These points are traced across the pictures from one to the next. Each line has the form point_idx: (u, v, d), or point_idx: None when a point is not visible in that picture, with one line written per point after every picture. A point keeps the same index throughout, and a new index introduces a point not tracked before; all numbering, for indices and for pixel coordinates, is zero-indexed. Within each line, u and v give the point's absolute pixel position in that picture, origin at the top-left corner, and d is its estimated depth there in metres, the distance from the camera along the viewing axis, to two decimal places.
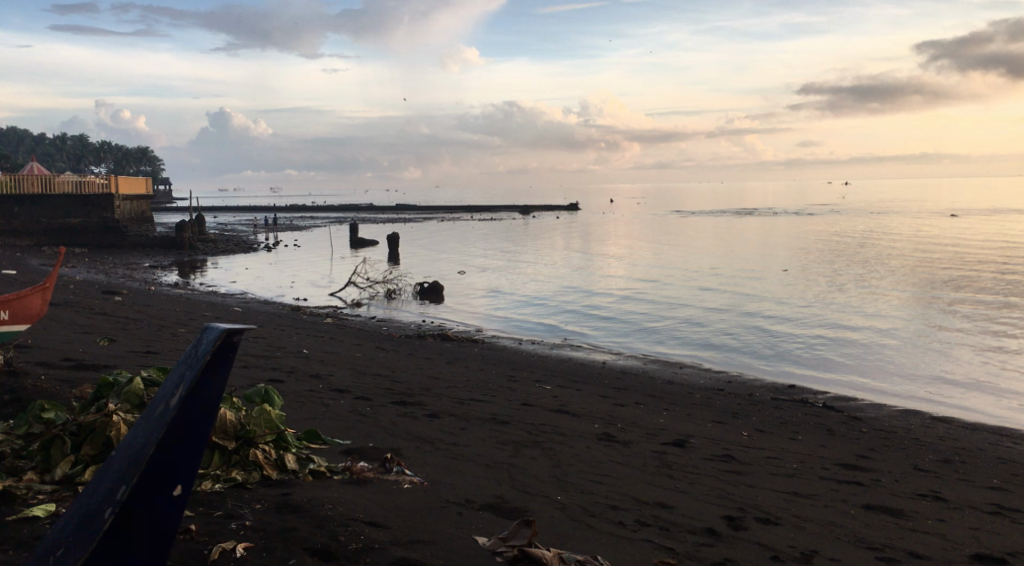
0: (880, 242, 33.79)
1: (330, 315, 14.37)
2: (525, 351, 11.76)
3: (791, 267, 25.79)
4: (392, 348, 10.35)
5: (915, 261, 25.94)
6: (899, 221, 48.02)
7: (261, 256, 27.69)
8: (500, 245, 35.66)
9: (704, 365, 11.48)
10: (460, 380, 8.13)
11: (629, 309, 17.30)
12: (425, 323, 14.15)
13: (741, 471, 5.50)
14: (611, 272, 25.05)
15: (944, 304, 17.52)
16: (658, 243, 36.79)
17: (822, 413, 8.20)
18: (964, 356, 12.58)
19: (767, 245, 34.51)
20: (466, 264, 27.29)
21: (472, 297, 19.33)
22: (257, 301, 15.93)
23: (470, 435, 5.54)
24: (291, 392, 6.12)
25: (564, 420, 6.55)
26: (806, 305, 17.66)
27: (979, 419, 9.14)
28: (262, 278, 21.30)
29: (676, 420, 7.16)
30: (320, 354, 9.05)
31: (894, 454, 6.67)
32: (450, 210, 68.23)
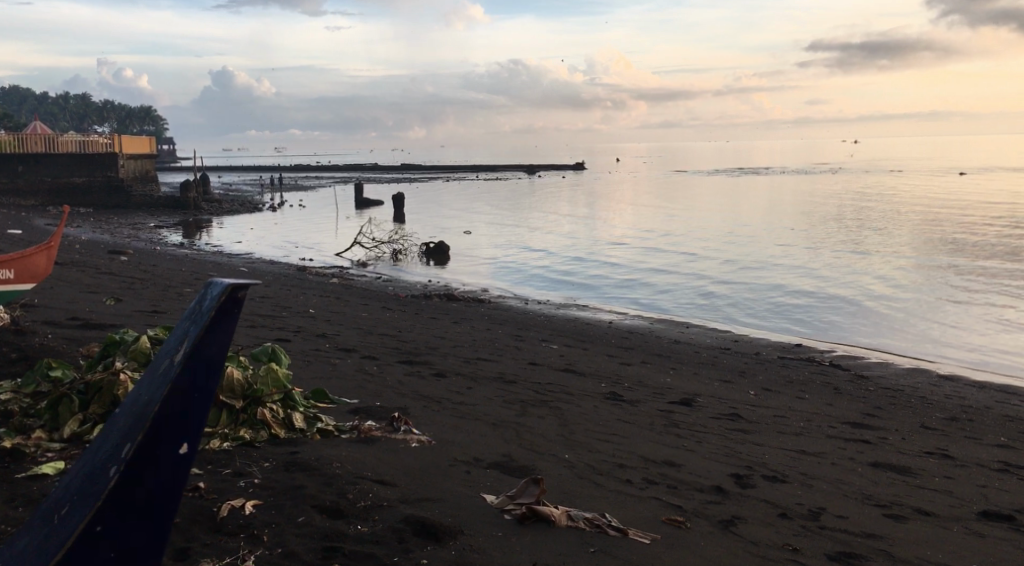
0: (888, 200, 33.74)
1: (336, 276, 14.60)
2: (532, 310, 12.00)
3: (799, 225, 25.87)
4: (399, 308, 10.62)
5: (921, 219, 25.93)
6: (910, 178, 47.89)
7: (267, 215, 28.27)
8: (518, 204, 35.89)
9: (713, 326, 11.65)
10: (473, 339, 8.44)
11: (633, 267, 17.52)
12: (432, 284, 14.43)
13: (746, 430, 5.67)
14: (617, 231, 25.29)
15: (953, 260, 17.41)
16: (676, 201, 36.77)
17: (834, 378, 8.36)
18: (967, 311, 12.70)
19: (776, 204, 34.61)
20: (471, 223, 27.71)
21: (479, 256, 19.52)
22: (261, 261, 16.33)
23: (475, 392, 5.81)
24: (307, 351, 6.61)
25: (575, 379, 6.85)
26: (809, 262, 17.81)
27: (984, 376, 9.11)
28: (269, 238, 21.77)
29: (682, 380, 7.42)
30: (327, 314, 9.33)
31: (901, 414, 6.83)
32: (443, 169, 69.10)
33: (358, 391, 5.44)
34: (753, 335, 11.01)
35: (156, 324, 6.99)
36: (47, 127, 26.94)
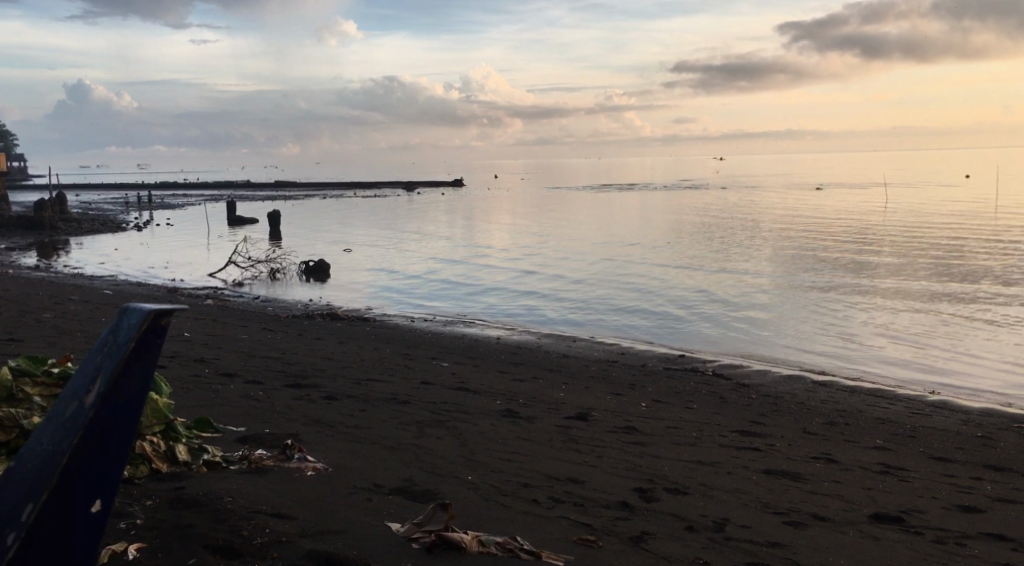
0: (751, 215, 35.32)
1: (210, 297, 13.98)
2: (418, 328, 11.83)
3: (671, 239, 26.65)
4: (281, 329, 10.24)
5: (782, 233, 27.24)
6: (768, 194, 50.35)
7: (131, 235, 26.87)
8: (395, 222, 35.55)
9: (598, 338, 11.79)
10: (360, 359, 8.19)
11: (516, 282, 17.61)
12: (313, 303, 14.04)
13: (643, 442, 5.70)
14: (496, 247, 25.41)
15: (815, 272, 18.32)
16: (552, 217, 37.31)
17: (718, 387, 8.58)
18: (833, 318, 13.37)
19: (647, 219, 35.61)
20: (349, 241, 27.20)
21: (359, 274, 19.16)
22: (129, 283, 15.46)
23: (368, 415, 5.59)
24: (186, 377, 6.23)
25: (470, 397, 6.73)
26: (684, 275, 18.36)
27: (853, 380, 9.56)
28: (134, 259, 20.67)
29: (577, 395, 7.42)
30: (206, 338, 8.88)
31: (784, 420, 7.06)
32: (317, 186, 67.71)
33: (246, 417, 5.15)
34: (638, 346, 11.22)
35: (14, 353, 6.47)
36: None
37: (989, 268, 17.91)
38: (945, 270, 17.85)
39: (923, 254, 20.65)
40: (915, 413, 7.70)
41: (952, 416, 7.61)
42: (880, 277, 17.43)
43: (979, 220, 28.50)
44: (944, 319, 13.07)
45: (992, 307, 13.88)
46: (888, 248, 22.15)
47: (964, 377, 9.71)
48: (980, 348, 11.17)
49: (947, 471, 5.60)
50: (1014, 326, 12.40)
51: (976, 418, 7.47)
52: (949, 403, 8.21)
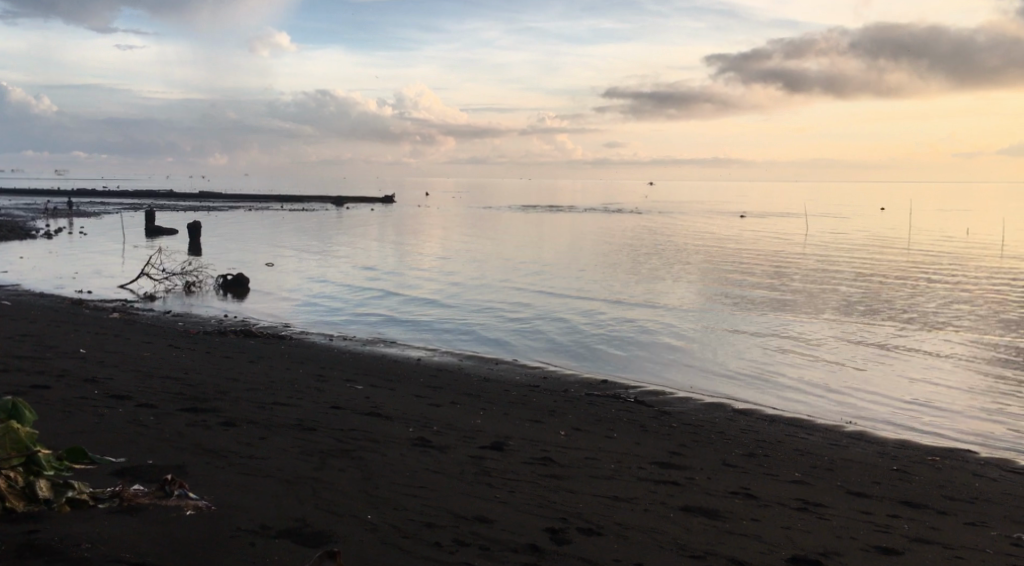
0: (678, 241, 35.64)
1: (117, 311, 13.28)
2: (336, 346, 11.40)
3: (600, 262, 26.58)
4: (187, 346, 9.68)
5: (708, 258, 27.48)
6: (698, 220, 51.00)
7: (40, 243, 25.61)
8: (319, 236, 34.71)
9: (521, 361, 11.54)
10: (267, 380, 7.73)
11: (441, 302, 17.23)
12: (227, 319, 13.46)
13: (560, 475, 5.42)
14: (423, 264, 24.97)
15: (738, 302, 18.24)
16: (483, 236, 36.82)
17: (636, 419, 8.37)
18: (754, 345, 13.40)
19: (577, 241, 35.60)
20: (272, 255, 26.41)
21: (280, 289, 18.49)
22: (30, 293, 14.61)
23: (261, 444, 5.16)
24: (67, 401, 5.73)
25: (379, 422, 6.36)
26: (610, 299, 18.28)
27: (774, 412, 9.42)
28: (40, 268, 19.63)
29: (491, 422, 7.12)
30: (102, 355, 8.31)
31: (703, 452, 6.86)
32: (243, 198, 66.10)
33: (123, 446, 4.70)
34: (558, 371, 10.96)
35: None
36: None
37: (908, 302, 18.05)
38: (865, 304, 17.91)
39: (845, 287, 20.78)
40: (833, 446, 7.61)
41: (870, 446, 7.49)
42: (802, 308, 17.41)
43: (897, 252, 29.18)
44: (862, 353, 13.00)
45: (909, 343, 13.88)
46: (809, 279, 22.30)
47: (881, 410, 9.57)
48: (898, 383, 11.06)
49: (866, 507, 5.47)
50: (931, 360, 12.50)
51: (892, 450, 7.28)
52: (868, 435, 8.06)
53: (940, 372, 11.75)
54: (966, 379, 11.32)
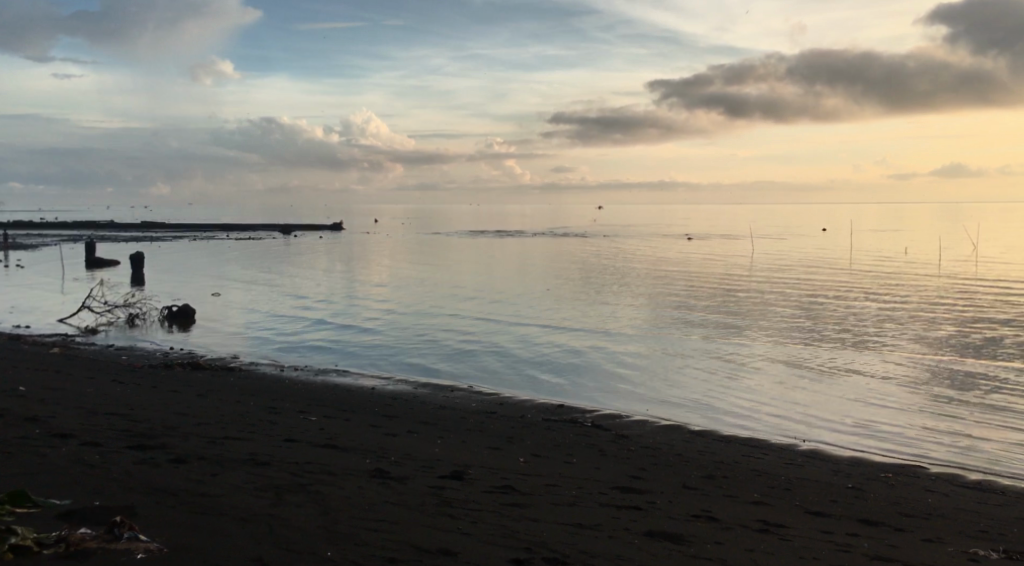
0: (889, 267, 33.30)
1: (336, 352, 14.08)
2: (541, 394, 11.50)
3: (805, 286, 25.24)
4: (399, 398, 10.15)
5: (927, 287, 25.44)
6: (858, 239, 47.65)
7: (264, 278, 27.76)
8: (489, 264, 36.16)
9: (733, 409, 11.07)
10: (471, 445, 7.95)
11: (641, 332, 16.94)
12: (436, 356, 13.89)
13: (527, 505, 6.19)
14: (618, 288, 24.76)
15: (893, 325, 17.50)
16: (672, 258, 36.19)
17: (689, 456, 8.74)
18: (993, 389, 12.12)
19: (778, 263, 34.11)
20: (472, 279, 27.18)
21: (482, 319, 18.88)
22: (261, 336, 15.79)
23: (259, 475, 6.07)
24: (115, 431, 6.90)
25: (380, 451, 7.17)
26: (821, 327, 17.24)
27: (867, 459, 9.42)
28: (266, 302, 21.20)
29: (505, 453, 7.75)
30: (189, 386, 9.58)
31: (714, 502, 7.33)
32: (372, 221, 69.17)
33: (144, 479, 5.77)
34: (657, 402, 11.35)
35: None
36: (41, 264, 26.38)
37: None
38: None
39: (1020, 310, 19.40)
40: (885, 513, 7.83)
41: None
42: (961, 332, 16.52)
43: None
44: (1000, 384, 12.36)
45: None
46: (983, 303, 20.97)
47: None
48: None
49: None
50: None
51: None
52: None
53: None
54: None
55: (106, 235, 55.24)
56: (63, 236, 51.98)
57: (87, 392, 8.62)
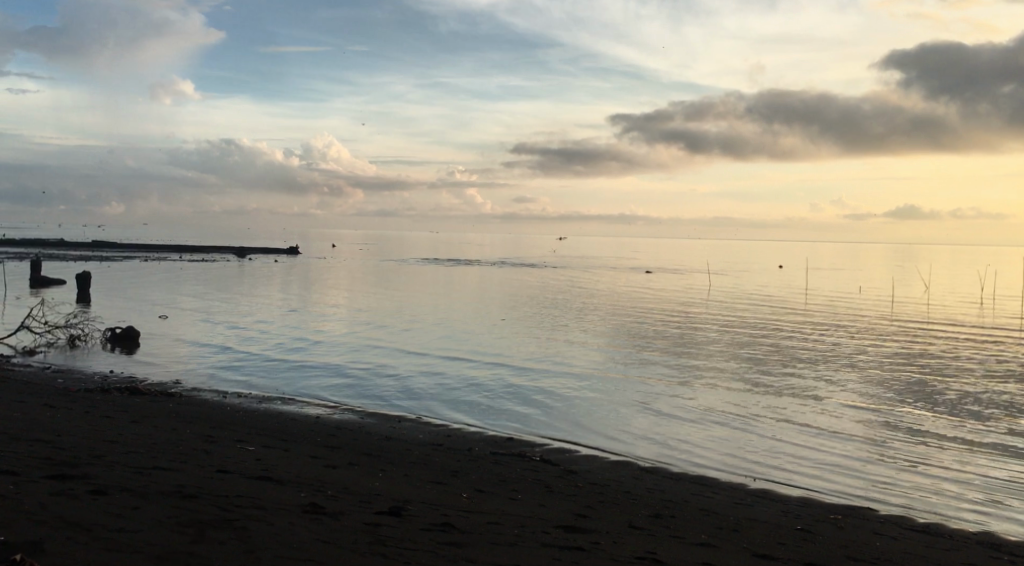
0: (969, 370, 33.64)
1: (407, 456, 17.01)
2: (555, 503, 13.98)
3: (868, 404, 26.43)
4: (428, 501, 12.91)
5: (989, 410, 26.14)
6: (953, 332, 47.30)
7: (369, 358, 31.46)
8: (581, 344, 38.71)
9: (717, 534, 13.19)
10: (455, 549, 10.61)
11: (677, 462, 19.09)
12: (485, 466, 16.61)
13: (385, 557, 10.00)
14: (683, 396, 26.80)
15: (870, 457, 20.01)
16: (757, 351, 37.63)
17: (560, 532, 12.07)
18: (960, 550, 13.68)
19: (859, 363, 34.96)
20: (552, 374, 29.81)
21: (544, 433, 21.47)
22: (347, 433, 18.95)
23: (219, 537, 9.99)
24: (146, 496, 11.02)
25: (314, 519, 10.98)
26: (845, 471, 18.84)
27: (728, 548, 12.48)
28: (365, 397, 24.59)
29: (404, 521, 11.41)
30: (220, 461, 13.68)
31: (543, 557, 10.76)
32: (484, 286, 73.24)
33: (146, 535, 9.78)
34: (593, 498, 14.71)
35: (68, 473, 11.56)
36: (187, 349, 30.99)
37: None
38: (992, 476, 19.01)
39: (1008, 449, 21.46)
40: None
41: None
42: (923, 473, 18.98)
43: None
44: (904, 522, 15.06)
45: (972, 524, 15.58)
46: (981, 433, 23.03)
47: None
48: (892, 548, 13.37)
49: None
50: None
51: None
52: None
53: (944, 547, 13.76)
54: (965, 557, 13.32)
55: (245, 284, 61.78)
56: (204, 285, 59.34)
57: (145, 463, 12.81)
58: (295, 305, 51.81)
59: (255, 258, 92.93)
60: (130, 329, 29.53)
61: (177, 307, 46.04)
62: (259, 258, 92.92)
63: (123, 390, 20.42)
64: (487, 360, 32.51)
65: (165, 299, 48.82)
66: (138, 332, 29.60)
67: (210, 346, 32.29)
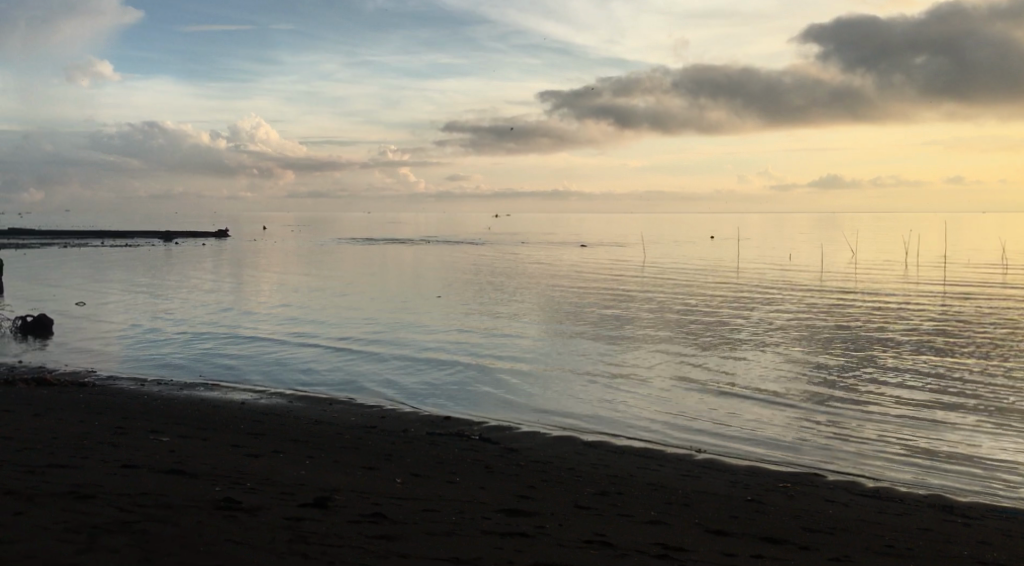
0: (888, 335, 35.11)
1: (340, 441, 17.25)
2: (498, 486, 14.39)
3: (794, 372, 27.48)
4: (365, 491, 13.16)
5: (907, 371, 27.44)
6: (873, 299, 49.11)
7: (300, 341, 31.36)
8: (513, 321, 39.11)
9: (674, 510, 13.76)
10: (385, 543, 10.91)
11: (613, 434, 19.73)
12: (426, 448, 16.94)
13: (306, 557, 10.26)
14: (616, 370, 27.48)
15: (798, 424, 20.94)
16: (685, 323, 38.60)
17: (501, 517, 12.49)
18: (905, 512, 14.51)
19: (784, 331, 36.18)
20: (488, 352, 30.26)
21: (485, 411, 21.87)
22: (271, 419, 19.07)
23: (111, 542, 10.14)
24: (35, 500, 11.11)
25: (229, 517, 11.20)
26: (776, 438, 19.69)
27: (679, 525, 13.02)
28: (298, 381, 24.66)
29: (331, 514, 11.68)
30: (128, 455, 13.77)
31: (483, 547, 11.13)
32: (417, 266, 73.18)
33: (33, 546, 9.90)
34: (534, 478, 15.18)
35: None
36: (103, 337, 30.42)
37: None
38: (914, 435, 20.09)
39: (926, 409, 22.63)
40: (636, 552, 11.48)
41: None
42: (854, 436, 19.89)
43: None
44: (849, 487, 15.81)
45: (913, 486, 16.42)
46: (906, 394, 24.14)
47: None
48: (842, 516, 14.07)
49: None
50: None
51: None
52: None
53: (896, 512, 14.52)
54: (920, 522, 14.02)
55: (168, 270, 60.50)
56: (129, 271, 58.14)
57: (44, 462, 12.85)
58: (221, 290, 51.02)
59: (182, 241, 91.08)
60: (42, 317, 29.08)
61: (95, 294, 44.94)
62: (186, 242, 91.21)
63: (32, 382, 20.18)
64: (423, 339, 32.75)
65: (81, 287, 47.57)
66: (51, 321, 29.19)
67: (130, 334, 31.76)
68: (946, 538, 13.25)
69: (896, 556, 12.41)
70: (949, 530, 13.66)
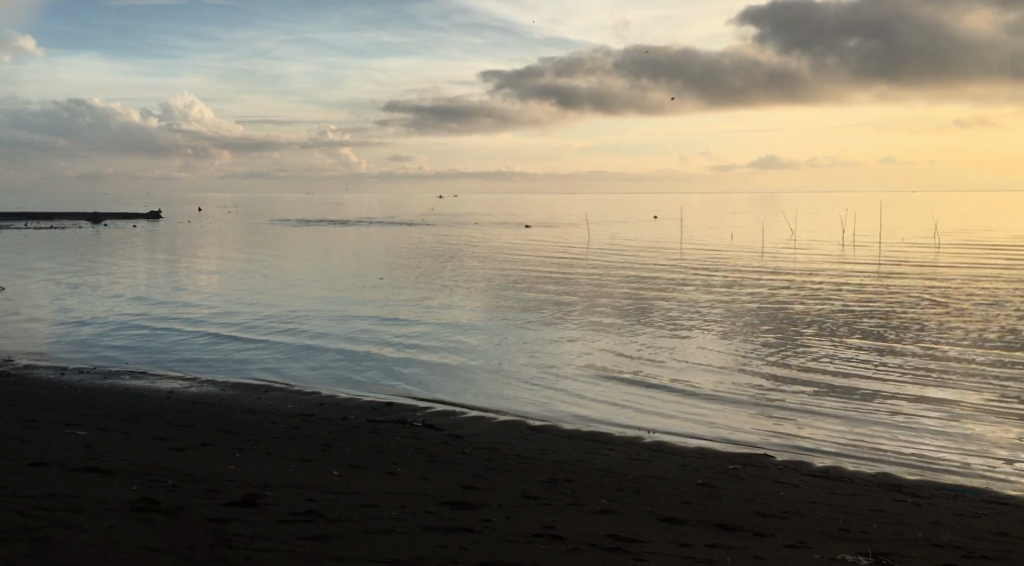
0: (827, 315, 35.57)
1: (273, 430, 16.68)
2: (441, 476, 14.03)
3: (737, 353, 27.60)
4: (297, 486, 12.70)
5: (848, 352, 27.77)
6: (811, 279, 49.82)
7: (234, 327, 30.44)
8: (455, 304, 38.62)
9: (628, 498, 13.59)
10: (315, 544, 10.49)
11: (559, 419, 19.49)
12: (365, 437, 16.49)
13: None
14: (560, 351, 27.28)
15: (743, 407, 20.96)
16: (628, 304, 38.58)
17: (444, 511, 12.15)
18: (859, 493, 14.58)
19: (726, 312, 36.37)
20: (431, 335, 29.79)
21: (430, 395, 21.45)
22: (200, 408, 18.37)
23: (8, 554, 9.55)
24: None
25: (144, 520, 10.67)
26: (721, 421, 19.67)
27: (630, 513, 12.85)
28: (232, 368, 23.89)
29: (260, 513, 11.20)
30: (39, 452, 13.08)
31: (425, 545, 10.78)
32: (359, 248, 72.03)
33: None
34: (478, 466, 14.86)
35: None
36: (24, 325, 29.13)
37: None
38: (858, 415, 20.27)
39: (868, 388, 22.90)
40: (589, 546, 11.25)
41: None
42: (801, 418, 20.00)
43: None
44: (801, 468, 15.84)
45: (861, 466, 16.54)
46: (847, 374, 24.41)
47: None
48: (797, 499, 14.05)
49: None
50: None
51: None
52: None
53: (850, 493, 14.57)
54: (870, 502, 14.10)
55: (98, 254, 58.53)
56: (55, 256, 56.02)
57: None
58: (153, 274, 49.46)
59: (113, 224, 88.16)
60: None
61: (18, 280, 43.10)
62: (118, 225, 88.42)
63: None
64: (363, 323, 32.10)
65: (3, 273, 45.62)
66: None
67: (53, 321, 30.46)
68: (904, 520, 13.30)
69: (853, 540, 12.40)
70: (903, 511, 13.73)
